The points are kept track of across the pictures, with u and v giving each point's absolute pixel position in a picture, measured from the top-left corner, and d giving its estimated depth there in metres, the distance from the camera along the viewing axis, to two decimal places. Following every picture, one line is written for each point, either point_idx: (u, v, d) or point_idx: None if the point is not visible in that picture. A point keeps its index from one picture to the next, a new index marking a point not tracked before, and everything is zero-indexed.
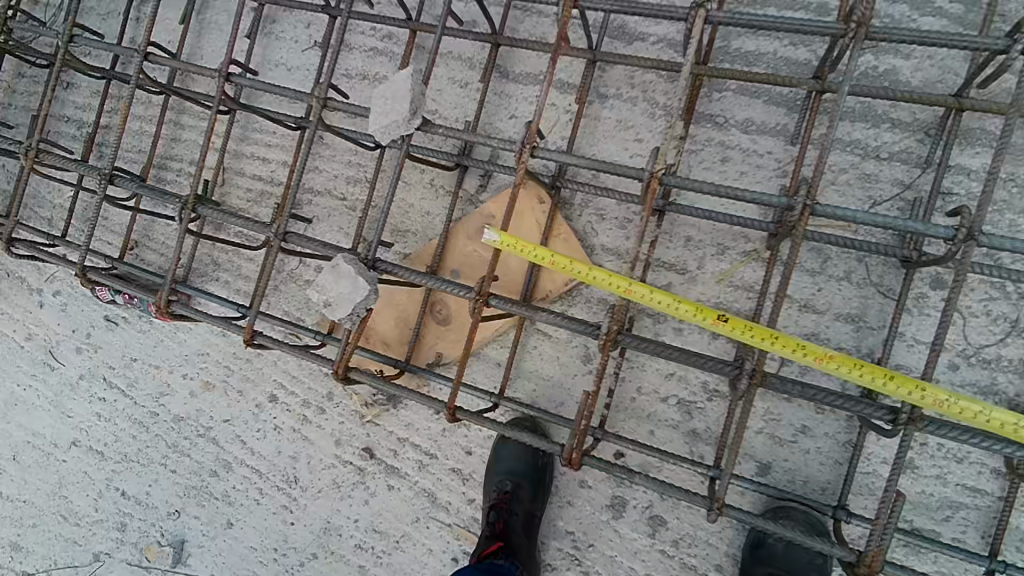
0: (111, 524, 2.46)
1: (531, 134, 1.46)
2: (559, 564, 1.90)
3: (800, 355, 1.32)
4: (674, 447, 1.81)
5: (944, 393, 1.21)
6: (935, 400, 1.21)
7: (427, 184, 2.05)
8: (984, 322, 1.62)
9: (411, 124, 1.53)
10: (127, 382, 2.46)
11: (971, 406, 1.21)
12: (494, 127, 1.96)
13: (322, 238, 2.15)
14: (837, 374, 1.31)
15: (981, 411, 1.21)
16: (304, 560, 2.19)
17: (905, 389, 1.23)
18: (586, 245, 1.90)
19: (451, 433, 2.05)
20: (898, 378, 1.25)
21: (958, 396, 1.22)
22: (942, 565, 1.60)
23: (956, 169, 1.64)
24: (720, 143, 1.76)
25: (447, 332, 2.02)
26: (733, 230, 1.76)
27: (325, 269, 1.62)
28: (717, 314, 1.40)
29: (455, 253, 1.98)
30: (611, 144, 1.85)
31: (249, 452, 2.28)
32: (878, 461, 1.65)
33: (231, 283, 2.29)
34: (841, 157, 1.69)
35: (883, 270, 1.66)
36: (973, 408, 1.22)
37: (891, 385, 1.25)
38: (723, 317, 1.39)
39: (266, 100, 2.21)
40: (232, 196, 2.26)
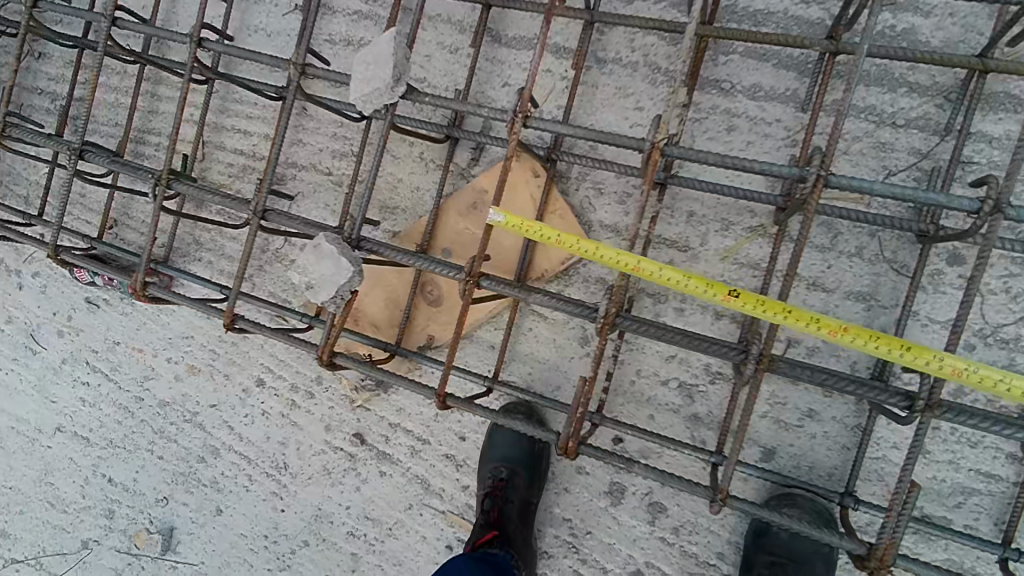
0: (98, 511, 2.40)
1: (523, 102, 1.36)
2: (555, 552, 1.84)
3: (814, 328, 1.26)
4: (674, 432, 1.74)
5: (963, 361, 1.14)
6: (954, 368, 1.14)
7: (416, 158, 1.95)
8: (1003, 300, 1.53)
9: (395, 92, 1.42)
10: (111, 366, 2.38)
11: (993, 375, 1.14)
12: (486, 96, 1.85)
13: (307, 215, 2.06)
14: (852, 348, 1.24)
15: (1002, 379, 1.13)
16: (295, 547, 2.14)
17: (923, 360, 1.16)
18: (583, 222, 1.81)
19: (444, 418, 1.98)
20: (914, 347, 1.18)
21: (978, 365, 1.14)
22: (953, 553, 1.55)
23: (978, 137, 1.53)
24: (726, 111, 1.65)
25: (439, 314, 1.94)
26: (738, 204, 1.67)
27: (306, 249, 1.53)
28: (728, 289, 1.33)
29: (446, 231, 1.88)
30: (610, 113, 1.75)
31: (238, 438, 2.21)
32: (888, 446, 1.58)
33: (214, 262, 2.20)
34: (855, 124, 1.59)
35: (897, 246, 1.57)
36: (994, 377, 1.14)
37: (909, 354, 1.18)
38: (735, 292, 1.32)
39: (246, 69, 2.10)
40: (213, 171, 2.17)
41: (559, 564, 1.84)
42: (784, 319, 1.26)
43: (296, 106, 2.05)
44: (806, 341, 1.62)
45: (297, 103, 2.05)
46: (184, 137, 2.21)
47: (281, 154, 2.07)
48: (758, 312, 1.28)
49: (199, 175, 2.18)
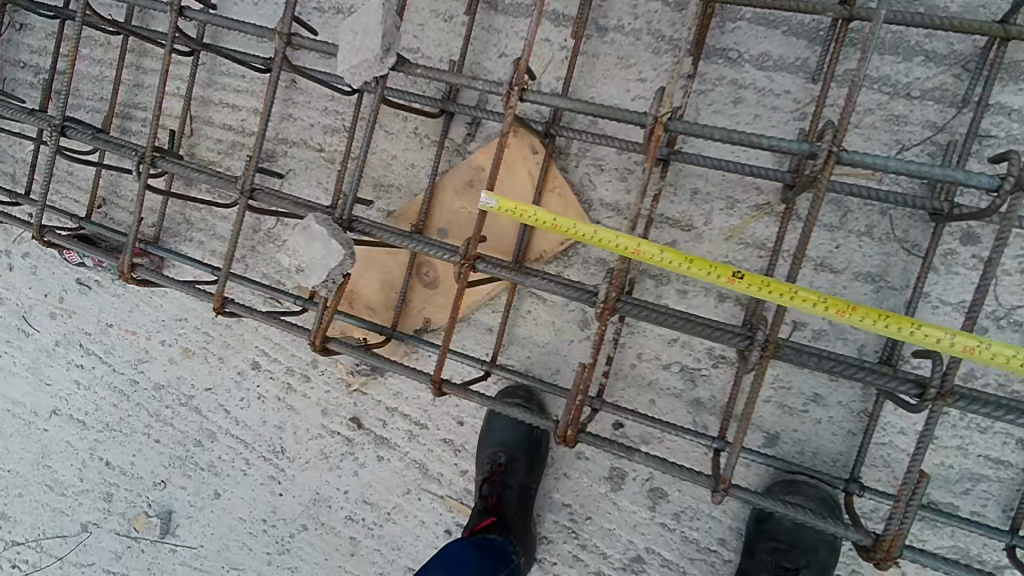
0: (97, 494, 2.39)
1: (520, 74, 1.30)
2: (555, 537, 1.82)
3: (821, 309, 1.21)
4: (676, 417, 1.70)
5: (977, 339, 1.10)
6: (966, 347, 1.10)
7: (410, 134, 1.88)
8: (1018, 281, 1.47)
9: (385, 64, 1.36)
10: (104, 349, 2.35)
11: (1005, 351, 1.10)
12: (482, 68, 1.78)
13: (299, 193, 2.00)
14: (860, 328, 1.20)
15: (1015, 355, 1.10)
16: (294, 531, 2.12)
17: (934, 338, 1.13)
18: (583, 200, 1.75)
19: (441, 402, 1.95)
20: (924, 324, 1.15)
21: (990, 341, 1.10)
22: (960, 540, 1.52)
23: (997, 108, 1.46)
24: (732, 82, 1.58)
25: (435, 296, 1.89)
26: (744, 181, 1.60)
27: (296, 230, 1.48)
28: (732, 270, 1.28)
29: (442, 210, 1.82)
30: (611, 85, 1.67)
31: (234, 422, 2.18)
32: (895, 432, 1.54)
33: (206, 243, 2.15)
34: (868, 95, 1.51)
35: (909, 225, 1.51)
36: (1007, 352, 1.10)
37: (920, 332, 1.15)
38: (739, 273, 1.27)
39: (233, 40, 2.03)
40: (202, 148, 2.10)
41: (559, 549, 1.82)
42: (790, 302, 1.21)
43: (285, 79, 1.98)
44: (812, 323, 1.57)
45: (286, 76, 1.98)
46: (172, 113, 2.14)
47: (271, 130, 2.01)
48: (763, 292, 1.24)
49: (188, 152, 2.12)
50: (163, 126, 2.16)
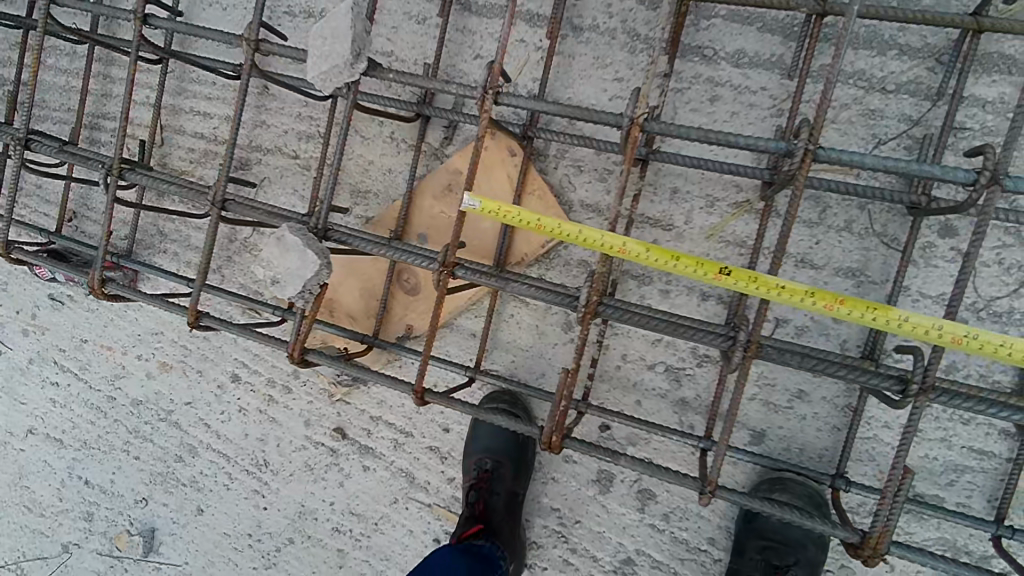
0: (77, 514, 2.33)
1: (494, 77, 1.28)
2: (544, 542, 1.81)
3: (808, 302, 1.20)
4: (662, 417, 1.69)
5: (963, 328, 1.09)
6: (954, 336, 1.10)
7: (386, 139, 1.85)
8: (996, 272, 1.48)
9: (355, 69, 1.32)
10: (80, 365, 2.29)
11: (992, 340, 1.10)
12: (457, 70, 1.75)
13: (274, 201, 1.96)
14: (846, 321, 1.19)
15: (1002, 345, 1.09)
16: (280, 545, 2.09)
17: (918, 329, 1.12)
18: (563, 202, 1.73)
19: (426, 410, 1.92)
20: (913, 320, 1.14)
21: (977, 330, 1.10)
22: (946, 532, 1.53)
23: (971, 101, 1.46)
24: (708, 80, 1.57)
25: (417, 303, 1.86)
26: (723, 179, 1.59)
27: (270, 241, 1.45)
28: (718, 266, 1.27)
29: (421, 215, 1.79)
30: (588, 85, 1.66)
31: (215, 436, 2.14)
32: (879, 426, 1.54)
33: (180, 254, 2.10)
34: (843, 91, 1.51)
35: (887, 219, 1.51)
36: (993, 342, 1.10)
37: (908, 323, 1.14)
38: (725, 270, 1.26)
39: (203, 47, 1.99)
40: (173, 158, 2.06)
41: (549, 554, 1.81)
42: (772, 300, 1.20)
43: (257, 85, 1.94)
44: (795, 320, 1.57)
45: (258, 82, 1.94)
46: (141, 122, 2.09)
47: (245, 138, 1.97)
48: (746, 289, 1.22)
49: (159, 162, 2.07)
50: (133, 136, 2.11)
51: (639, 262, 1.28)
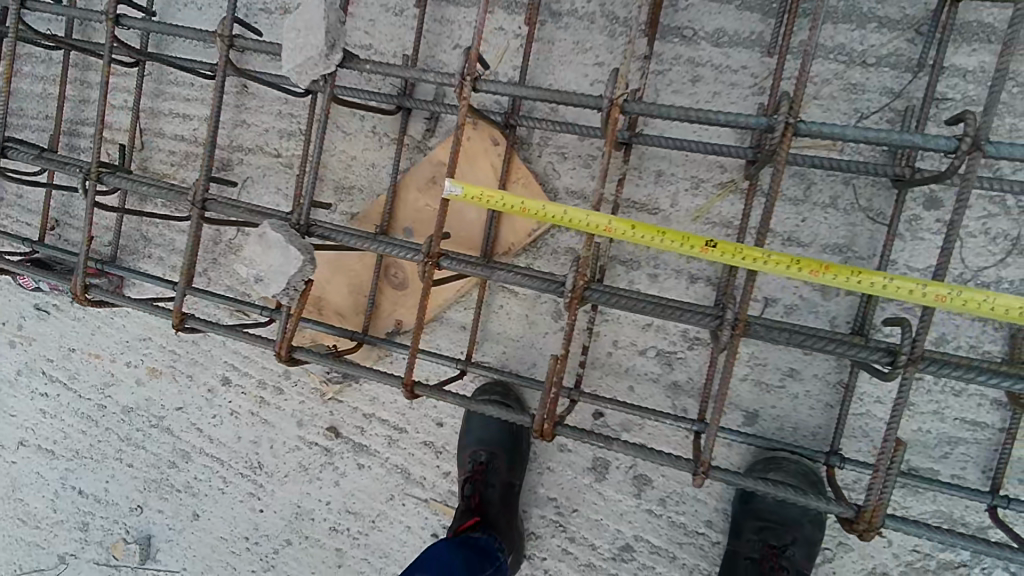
0: (72, 524, 2.31)
1: (471, 63, 1.26)
2: (542, 532, 1.80)
3: (796, 271, 1.19)
4: (655, 402, 1.69)
5: (946, 287, 1.09)
6: (937, 295, 1.09)
7: (368, 133, 1.84)
8: (982, 243, 1.48)
9: (330, 61, 1.31)
10: (68, 375, 2.27)
11: (975, 296, 1.10)
12: (436, 61, 1.74)
13: (258, 201, 1.94)
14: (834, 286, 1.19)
15: (985, 299, 1.09)
16: (277, 547, 2.07)
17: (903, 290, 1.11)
18: (548, 189, 1.72)
19: (419, 405, 1.91)
20: (902, 277, 1.14)
21: (960, 288, 1.10)
22: (942, 504, 1.53)
23: (951, 71, 1.46)
24: (689, 61, 1.56)
25: (406, 298, 1.85)
26: (707, 160, 1.59)
27: (252, 239, 1.42)
28: (704, 240, 1.25)
29: (406, 208, 1.78)
30: (569, 71, 1.64)
31: (208, 440, 2.12)
32: (871, 401, 1.54)
33: (165, 258, 2.08)
34: (823, 66, 1.50)
35: (872, 193, 1.50)
36: (976, 298, 1.10)
37: (893, 285, 1.14)
38: (711, 243, 1.25)
39: (179, 48, 1.96)
40: (154, 161, 2.04)
41: (547, 544, 1.80)
42: (760, 271, 1.19)
43: (235, 84, 1.92)
44: (783, 299, 1.57)
45: (236, 81, 1.92)
46: (120, 127, 2.07)
47: (225, 138, 1.95)
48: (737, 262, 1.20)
49: (140, 167, 2.05)
50: (113, 140, 2.08)
51: (626, 241, 1.27)
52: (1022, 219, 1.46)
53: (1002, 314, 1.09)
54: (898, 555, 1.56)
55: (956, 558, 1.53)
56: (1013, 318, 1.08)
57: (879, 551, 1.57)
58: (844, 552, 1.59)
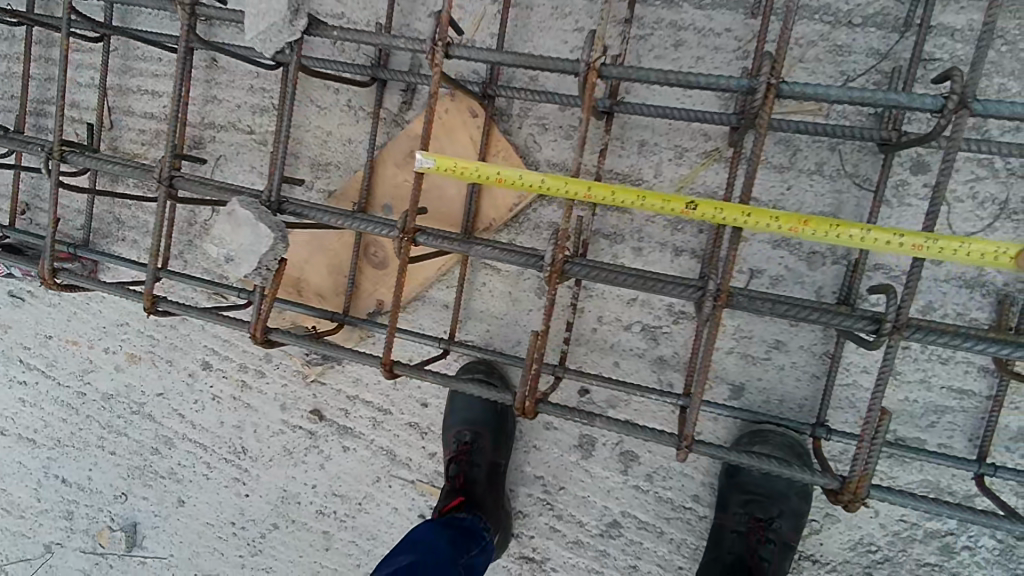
0: (57, 513, 2.28)
1: (443, 28, 1.20)
2: (530, 510, 1.79)
3: (773, 225, 1.17)
4: (641, 377, 1.66)
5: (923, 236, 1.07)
6: (914, 244, 1.08)
7: (343, 107, 1.78)
8: (970, 207, 1.45)
9: (295, 27, 1.28)
10: (46, 362, 2.22)
11: (951, 243, 1.06)
12: (411, 29, 1.68)
13: (232, 179, 1.88)
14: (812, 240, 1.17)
15: (962, 245, 1.06)
16: (264, 532, 2.05)
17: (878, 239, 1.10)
18: (529, 162, 1.68)
19: (403, 386, 1.88)
20: (875, 226, 1.13)
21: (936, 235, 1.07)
22: (929, 474, 1.52)
23: (939, 30, 1.42)
24: (671, 24, 1.52)
25: (387, 277, 1.80)
26: (691, 128, 1.55)
27: (221, 217, 1.38)
28: (684, 199, 1.23)
29: (384, 184, 1.72)
30: (548, 37, 1.60)
31: (190, 426, 2.09)
32: (858, 371, 1.52)
33: (139, 241, 2.03)
34: (808, 27, 1.46)
35: (859, 158, 1.47)
36: (952, 244, 1.07)
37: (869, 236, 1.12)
38: (692, 202, 1.22)
39: (145, 21, 1.89)
40: (123, 141, 1.97)
41: (535, 522, 1.79)
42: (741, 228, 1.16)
43: (204, 58, 1.86)
44: (769, 270, 1.54)
45: (205, 54, 1.86)
46: (88, 106, 2.01)
47: (196, 115, 1.89)
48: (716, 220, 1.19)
49: (109, 147, 1.99)
50: (81, 120, 2.02)
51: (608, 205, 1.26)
52: (1010, 183, 1.43)
53: (978, 258, 1.06)
54: (884, 525, 1.55)
55: (943, 527, 1.53)
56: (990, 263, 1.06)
57: (866, 521, 1.56)
58: (831, 523, 1.58)
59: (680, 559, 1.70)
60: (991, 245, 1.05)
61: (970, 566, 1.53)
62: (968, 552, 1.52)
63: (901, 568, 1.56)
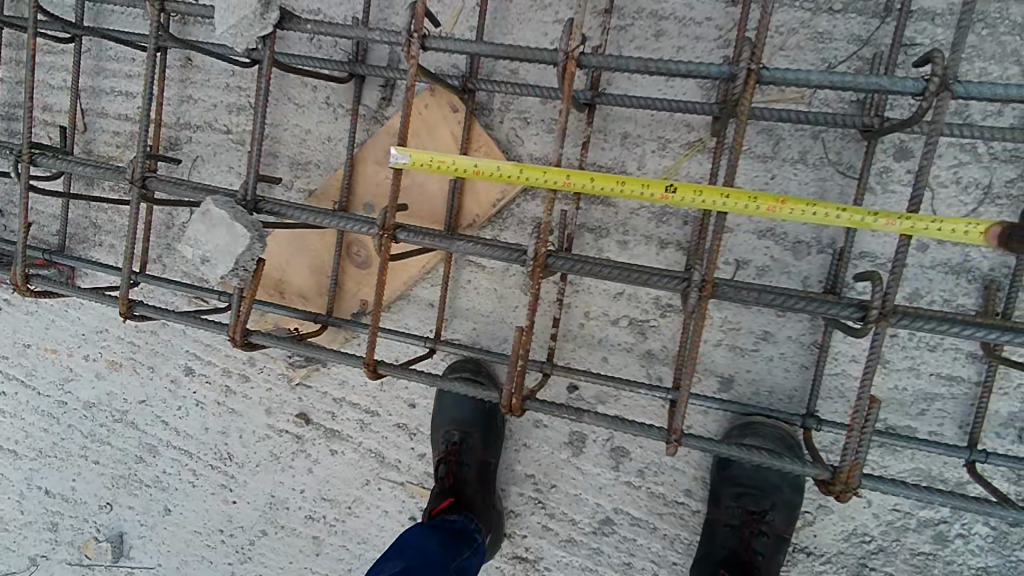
0: (41, 525, 2.23)
1: (418, 19, 1.15)
2: (522, 509, 1.77)
3: (751, 210, 1.15)
4: (630, 372, 1.64)
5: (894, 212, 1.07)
6: (887, 222, 1.09)
7: (321, 105, 1.75)
8: (954, 193, 1.44)
9: (266, 20, 1.25)
10: (25, 371, 2.18)
11: (922, 219, 1.05)
12: (389, 23, 1.65)
13: (209, 180, 1.85)
14: (791, 221, 1.16)
15: (933, 222, 1.05)
16: (253, 538, 2.01)
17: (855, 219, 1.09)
18: (511, 157, 1.66)
19: (390, 386, 1.85)
20: (852, 206, 1.12)
21: (905, 212, 1.06)
22: (920, 462, 1.51)
23: (919, 15, 1.41)
24: (652, 14, 1.52)
25: (370, 276, 1.77)
26: (673, 119, 1.54)
27: (195, 218, 1.35)
28: (664, 185, 1.22)
29: (365, 183, 1.69)
30: (528, 29, 1.59)
31: (174, 432, 2.05)
32: (846, 360, 1.51)
33: (117, 246, 1.99)
34: (789, 14, 1.46)
35: (842, 146, 1.46)
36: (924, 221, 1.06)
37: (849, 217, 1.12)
38: (671, 187, 1.21)
39: (117, 21, 1.85)
40: (98, 143, 1.93)
41: (526, 521, 1.76)
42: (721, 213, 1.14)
43: (179, 57, 1.82)
44: (755, 260, 1.53)
45: (179, 54, 1.82)
46: (61, 108, 1.97)
47: (171, 116, 1.85)
48: (696, 204, 1.17)
49: (84, 150, 1.95)
50: (54, 123, 1.98)
51: (587, 194, 1.24)
52: (993, 166, 1.42)
53: (951, 235, 1.05)
54: (877, 515, 1.55)
55: (936, 515, 1.52)
56: (957, 238, 1.06)
57: (859, 511, 1.55)
58: (824, 514, 1.57)
59: (674, 555, 1.68)
60: (960, 220, 1.05)
61: (964, 554, 1.52)
62: (961, 540, 1.52)
63: (895, 558, 1.55)
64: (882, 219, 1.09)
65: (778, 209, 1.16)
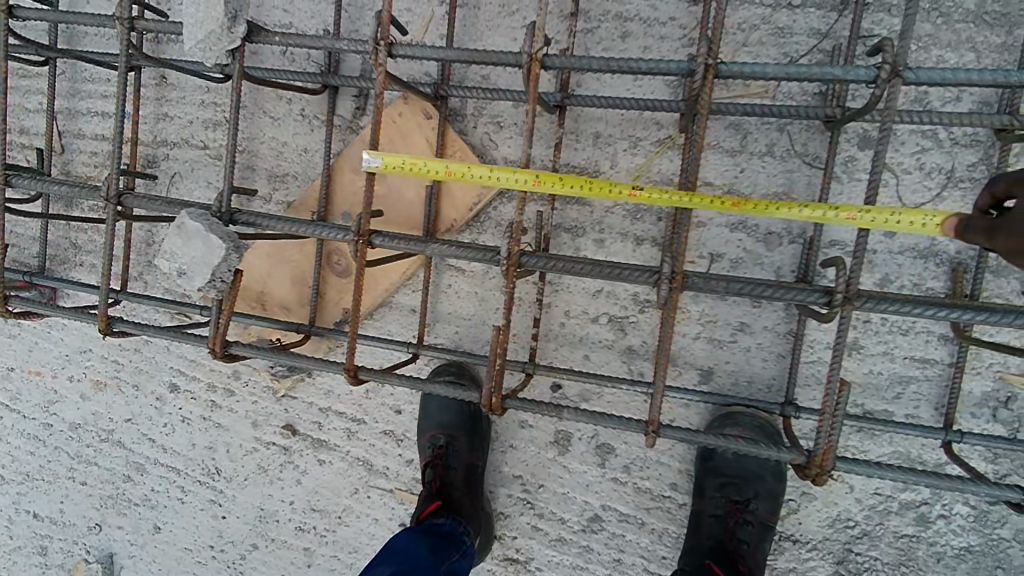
0: (30, 550, 2.21)
1: (384, 27, 1.17)
2: (511, 511, 1.77)
3: (717, 204, 1.17)
4: (611, 368, 1.66)
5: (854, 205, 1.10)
6: (847, 216, 1.11)
7: (297, 117, 1.77)
8: (918, 178, 1.47)
9: (234, 34, 1.27)
10: (10, 395, 2.17)
11: (882, 214, 1.08)
12: (360, 34, 1.68)
13: (188, 196, 1.85)
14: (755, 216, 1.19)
15: (892, 215, 1.08)
16: (244, 552, 2.00)
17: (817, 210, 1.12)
18: (486, 161, 1.68)
19: (375, 393, 1.86)
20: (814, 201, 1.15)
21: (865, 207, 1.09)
22: (899, 446, 1.53)
23: (876, 7, 1.45)
24: (617, 16, 1.54)
25: (350, 284, 1.78)
26: (642, 117, 1.56)
27: (171, 232, 1.35)
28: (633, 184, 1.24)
29: (343, 193, 1.71)
30: (497, 35, 1.62)
31: (161, 450, 2.04)
32: (822, 348, 1.53)
33: (97, 265, 1.99)
34: (750, 11, 1.49)
35: (807, 137, 1.48)
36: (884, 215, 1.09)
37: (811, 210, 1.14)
38: (639, 187, 1.23)
39: (91, 42, 1.87)
40: (76, 164, 1.94)
41: (516, 522, 1.77)
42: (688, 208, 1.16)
43: (153, 76, 1.83)
44: (728, 253, 1.55)
45: (154, 72, 1.83)
46: (37, 131, 1.97)
47: (148, 134, 1.86)
48: (665, 202, 1.18)
49: (62, 171, 1.95)
50: (31, 146, 1.98)
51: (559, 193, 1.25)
52: (954, 151, 1.46)
53: (911, 227, 1.07)
54: (860, 500, 1.56)
55: (917, 497, 1.54)
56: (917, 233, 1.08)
57: (842, 497, 1.57)
58: (808, 501, 1.59)
59: (663, 549, 1.69)
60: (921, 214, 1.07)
61: (947, 534, 1.53)
62: (943, 521, 1.53)
63: (880, 542, 1.56)
64: (842, 213, 1.11)
65: (745, 204, 1.18)
